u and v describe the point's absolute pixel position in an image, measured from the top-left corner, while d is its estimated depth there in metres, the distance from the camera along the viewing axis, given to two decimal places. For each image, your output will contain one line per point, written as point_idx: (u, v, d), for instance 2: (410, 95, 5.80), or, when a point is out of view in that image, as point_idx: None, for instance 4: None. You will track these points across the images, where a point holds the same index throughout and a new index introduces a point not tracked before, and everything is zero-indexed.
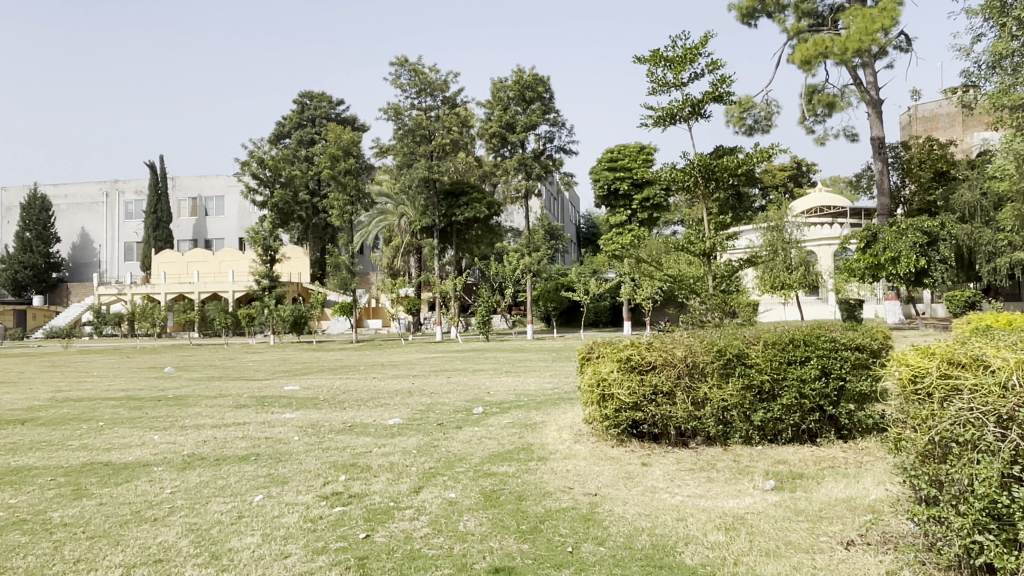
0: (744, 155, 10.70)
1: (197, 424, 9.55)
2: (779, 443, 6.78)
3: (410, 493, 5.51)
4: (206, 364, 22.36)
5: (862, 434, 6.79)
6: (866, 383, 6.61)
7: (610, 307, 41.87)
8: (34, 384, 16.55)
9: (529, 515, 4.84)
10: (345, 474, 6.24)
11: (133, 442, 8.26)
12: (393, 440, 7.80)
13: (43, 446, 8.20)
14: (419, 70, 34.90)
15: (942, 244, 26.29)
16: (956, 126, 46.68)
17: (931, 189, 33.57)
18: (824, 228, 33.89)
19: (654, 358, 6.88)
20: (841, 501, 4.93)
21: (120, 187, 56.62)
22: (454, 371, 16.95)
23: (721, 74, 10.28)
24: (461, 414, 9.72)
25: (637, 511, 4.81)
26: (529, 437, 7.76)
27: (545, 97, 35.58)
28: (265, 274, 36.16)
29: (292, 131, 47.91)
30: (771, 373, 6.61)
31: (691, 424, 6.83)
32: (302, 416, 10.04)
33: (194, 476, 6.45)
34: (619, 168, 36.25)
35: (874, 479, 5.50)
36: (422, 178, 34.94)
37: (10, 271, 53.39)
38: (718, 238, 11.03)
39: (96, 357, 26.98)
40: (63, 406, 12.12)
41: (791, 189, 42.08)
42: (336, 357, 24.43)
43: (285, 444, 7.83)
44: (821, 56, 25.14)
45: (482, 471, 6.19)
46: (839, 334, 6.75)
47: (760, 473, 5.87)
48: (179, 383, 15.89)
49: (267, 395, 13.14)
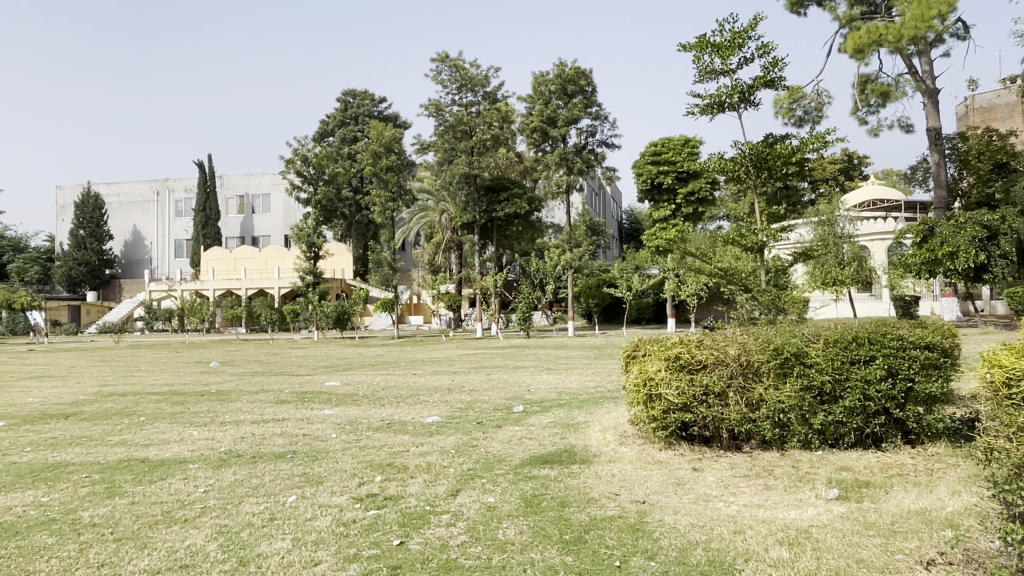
0: (798, 142, 10.16)
1: (237, 420, 9.44)
2: (841, 448, 6.36)
3: (447, 496, 5.25)
4: (250, 359, 22.49)
5: (931, 439, 6.30)
6: (936, 384, 6.13)
7: (653, 303, 41.26)
8: (84, 379, 16.77)
9: (573, 524, 4.53)
10: (380, 475, 6.02)
11: (171, 438, 8.18)
12: (432, 438, 7.58)
13: (85, 441, 8.19)
14: (460, 65, 34.74)
15: (1003, 238, 25.05)
16: (1016, 116, 44.79)
17: (991, 181, 32.04)
18: (878, 222, 33.03)
19: (704, 356, 6.51)
20: (915, 513, 4.47)
21: (170, 186, 57.96)
22: (495, 368, 16.67)
23: (772, 57, 9.80)
24: (501, 413, 9.46)
25: (689, 522, 4.47)
26: (572, 438, 7.45)
27: (588, 91, 35.14)
28: (309, 270, 36.56)
29: (335, 129, 48.36)
30: (832, 373, 6.18)
31: (745, 427, 6.43)
32: (341, 413, 9.89)
33: (230, 474, 6.31)
34: (663, 161, 35.45)
35: (949, 489, 5.02)
36: (463, 174, 34.82)
37: (65, 268, 54.99)
38: (771, 231, 10.56)
39: (145, 352, 27.44)
40: (107, 401, 12.21)
41: (842, 181, 40.87)
42: (378, 353, 24.32)
43: (322, 442, 7.67)
44: (875, 44, 23.99)
45: (523, 473, 5.91)
46: (906, 331, 6.29)
47: (822, 480, 5.46)
48: (222, 379, 15.98)
49: (308, 390, 13.06)
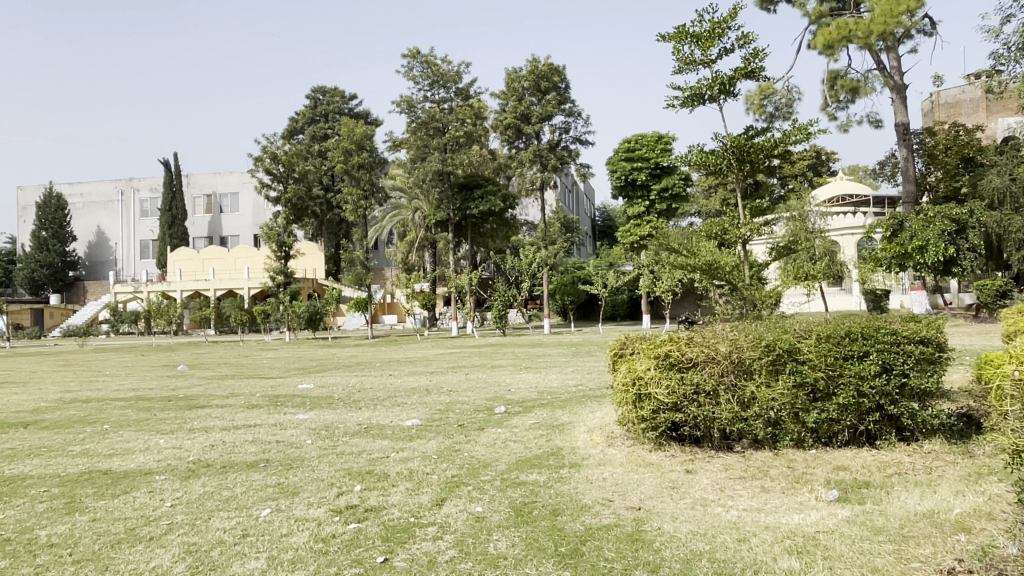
0: (780, 133, 10.01)
1: (206, 427, 9.03)
2: (835, 446, 6.20)
3: (432, 507, 4.97)
4: (221, 361, 21.97)
5: (926, 436, 6.16)
6: (931, 379, 5.99)
7: (628, 300, 41.42)
8: (45, 384, 16.11)
9: (567, 534, 4.28)
10: (360, 484, 5.72)
11: (138, 447, 7.79)
12: (412, 443, 7.29)
13: (43, 452, 7.76)
14: (432, 61, 34.35)
15: (971, 232, 25.39)
16: (980, 111, 45.55)
17: (958, 176, 32.57)
18: (847, 217, 33.44)
19: (695, 354, 6.30)
20: (922, 516, 4.33)
21: (135, 185, 56.65)
22: (472, 367, 16.35)
23: (753, 48, 9.66)
24: (482, 414, 9.17)
25: (690, 530, 4.26)
26: (558, 440, 7.21)
27: (561, 87, 34.89)
28: (279, 270, 35.84)
29: (305, 126, 47.65)
30: (825, 369, 6.02)
31: (737, 427, 6.22)
32: (316, 417, 9.53)
33: (198, 486, 5.94)
34: (637, 158, 35.35)
35: (952, 489, 4.89)
36: (436, 171, 34.40)
37: (27, 271, 53.51)
38: (753, 224, 10.41)
39: (111, 356, 26.67)
40: (70, 407, 11.71)
41: (811, 178, 41.27)
42: (351, 353, 23.80)
43: (297, 449, 7.31)
44: (844, 40, 24.14)
45: (511, 479, 5.64)
46: (900, 325, 6.14)
47: (821, 481, 5.28)
48: (191, 382, 15.46)
49: (281, 394, 12.59)
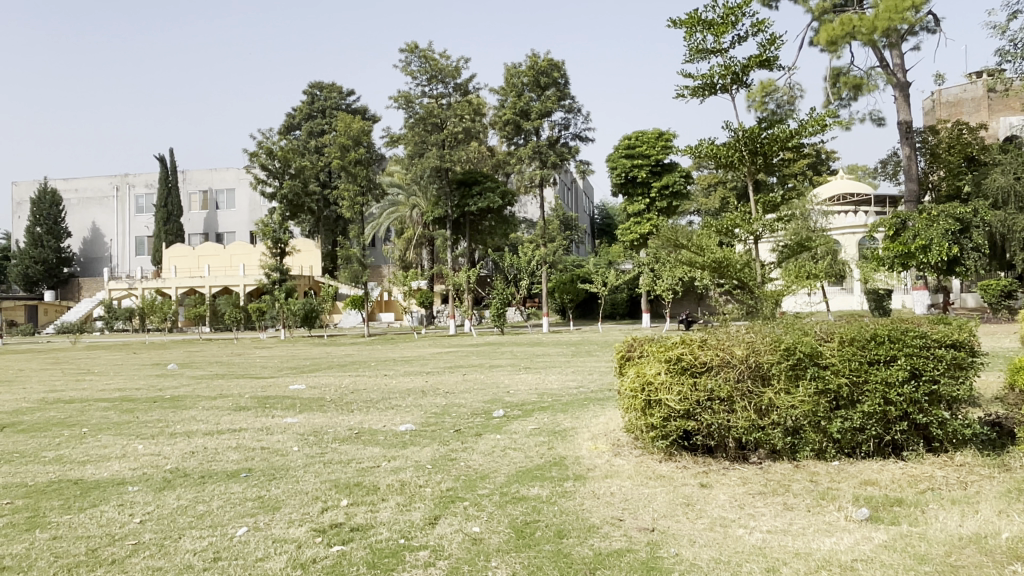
0: (795, 123, 9.54)
1: (188, 431, 8.54)
2: (858, 458, 5.77)
3: (425, 526, 4.53)
4: (212, 360, 21.42)
5: (957, 446, 5.73)
6: (962, 386, 5.54)
7: (627, 298, 41.13)
8: (31, 384, 15.65)
9: (576, 561, 3.84)
10: (347, 498, 5.27)
11: (114, 453, 7.33)
12: (404, 451, 6.84)
13: (15, 458, 7.31)
14: (430, 56, 33.80)
15: (975, 231, 24.96)
16: (982, 111, 45.20)
17: (961, 174, 32.07)
18: (849, 216, 33.05)
19: (709, 357, 5.89)
20: (968, 541, 3.89)
21: (130, 181, 56.12)
22: (469, 368, 15.83)
23: (768, 34, 9.23)
24: (480, 419, 8.73)
25: (710, 556, 3.83)
26: (560, 448, 6.77)
27: (561, 82, 34.43)
28: (275, 266, 35.46)
29: (302, 122, 47.26)
30: (849, 375, 5.60)
31: (753, 436, 5.80)
32: (305, 421, 9.05)
33: (172, 499, 5.48)
34: (637, 155, 34.88)
35: (995, 509, 4.45)
36: (434, 167, 33.89)
37: (22, 266, 52.85)
38: (765, 219, 10.06)
39: (101, 354, 26.21)
40: (52, 409, 11.23)
41: (812, 176, 40.80)
42: (346, 353, 23.13)
43: (282, 456, 6.85)
44: (848, 36, 23.49)
45: (510, 494, 5.18)
46: (929, 328, 5.69)
47: (849, 498, 4.84)
48: (180, 382, 14.93)
49: (270, 396, 12.09)
